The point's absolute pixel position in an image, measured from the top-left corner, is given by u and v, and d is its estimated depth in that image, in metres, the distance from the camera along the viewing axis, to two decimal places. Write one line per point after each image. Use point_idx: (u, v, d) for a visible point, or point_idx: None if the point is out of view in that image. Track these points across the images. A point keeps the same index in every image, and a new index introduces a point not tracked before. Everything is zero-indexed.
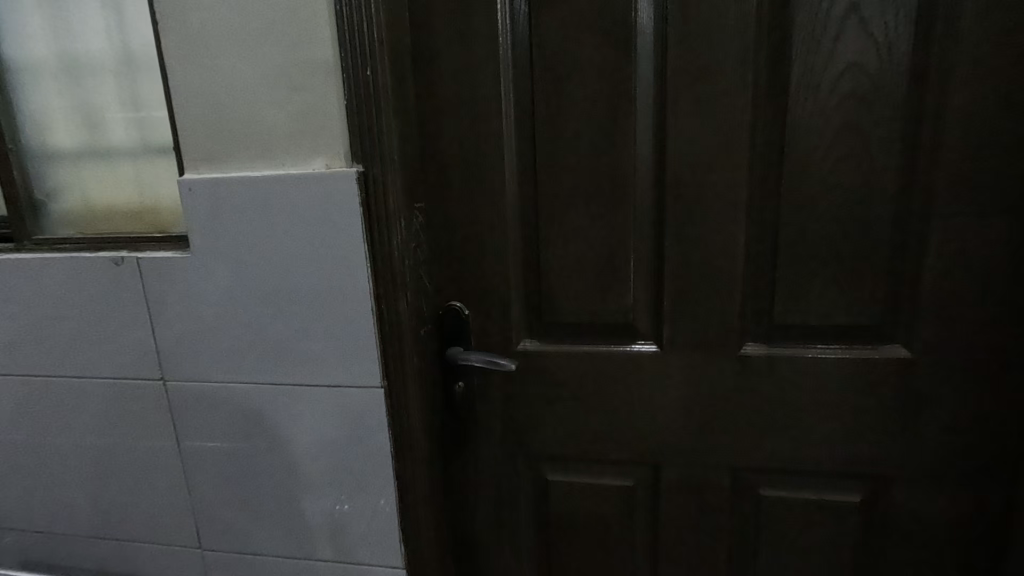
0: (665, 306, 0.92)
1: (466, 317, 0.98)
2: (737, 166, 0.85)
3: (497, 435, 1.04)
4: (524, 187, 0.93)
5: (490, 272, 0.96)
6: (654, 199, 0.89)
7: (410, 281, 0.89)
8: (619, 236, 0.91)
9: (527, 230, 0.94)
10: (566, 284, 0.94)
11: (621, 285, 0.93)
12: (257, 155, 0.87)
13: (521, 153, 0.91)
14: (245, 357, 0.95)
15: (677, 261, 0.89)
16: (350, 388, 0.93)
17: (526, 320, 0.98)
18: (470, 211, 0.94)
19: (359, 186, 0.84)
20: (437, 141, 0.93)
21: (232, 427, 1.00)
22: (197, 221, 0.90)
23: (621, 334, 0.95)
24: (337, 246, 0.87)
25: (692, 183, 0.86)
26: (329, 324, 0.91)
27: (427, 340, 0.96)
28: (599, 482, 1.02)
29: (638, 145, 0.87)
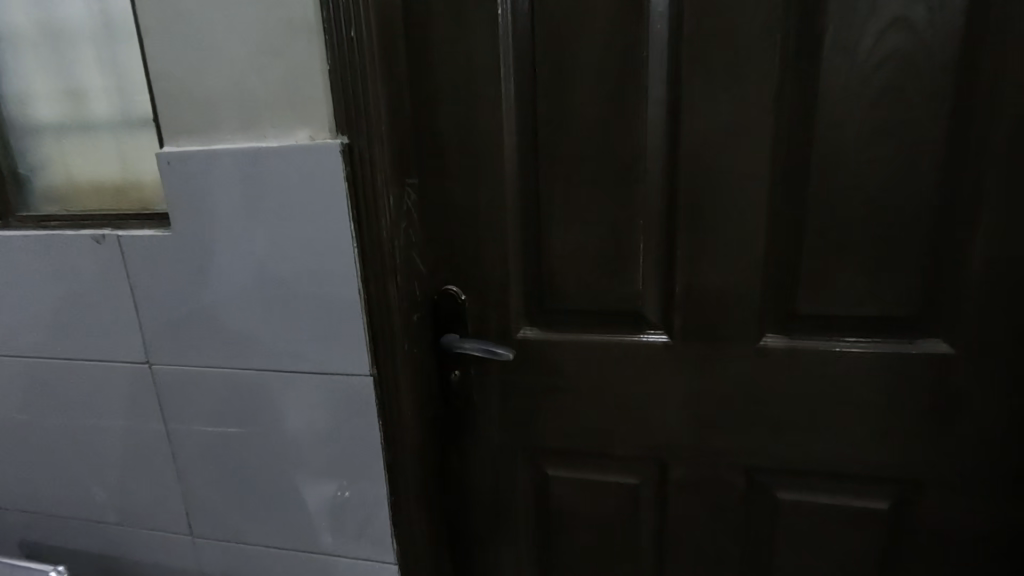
0: (676, 293, 0.84)
1: (463, 302, 0.93)
2: (761, 137, 0.76)
3: (495, 426, 0.98)
4: (524, 162, 0.85)
5: (488, 254, 0.90)
6: (666, 176, 0.81)
7: (399, 262, 0.83)
8: (627, 216, 0.83)
9: (527, 209, 0.87)
10: (568, 268, 0.87)
11: (629, 270, 0.85)
12: (238, 127, 0.82)
13: (521, 124, 0.84)
14: (231, 341, 0.91)
15: (691, 244, 0.82)
16: (338, 374, 0.88)
17: (526, 307, 0.92)
18: (467, 188, 0.88)
19: (343, 160, 0.78)
20: (430, 112, 0.86)
21: (220, 413, 0.97)
22: (177, 198, 0.85)
23: (629, 322, 0.88)
24: (321, 225, 0.81)
25: (708, 157, 0.78)
26: (315, 307, 0.86)
27: (420, 326, 0.90)
28: (602, 478, 0.96)
29: (650, 115, 0.79)
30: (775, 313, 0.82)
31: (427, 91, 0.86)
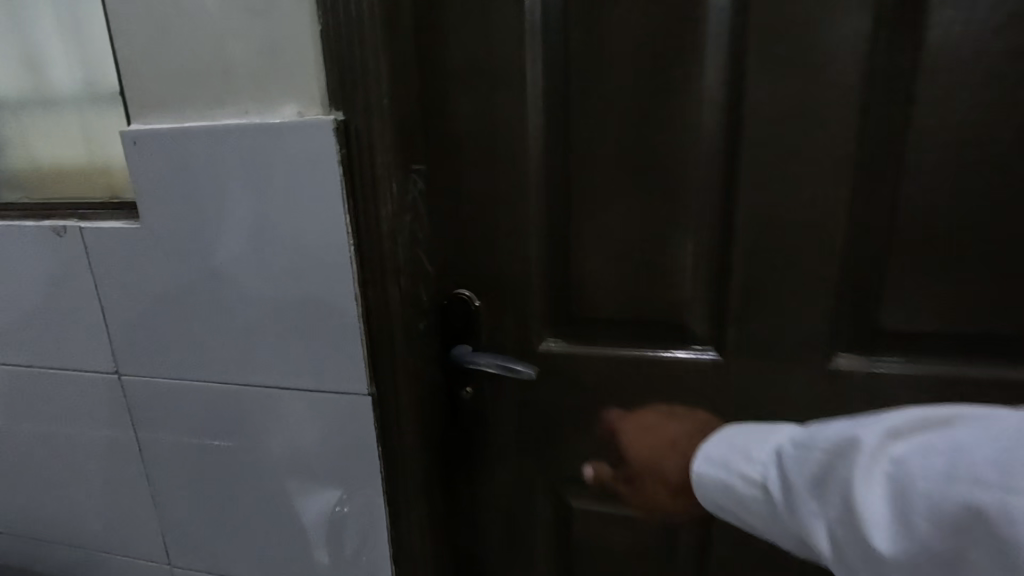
0: (729, 302, 0.71)
1: (476, 309, 0.81)
2: (842, 118, 0.63)
3: (511, 449, 0.86)
4: (550, 147, 0.72)
5: (507, 254, 0.78)
6: (722, 163, 0.68)
7: (402, 263, 0.71)
8: (673, 211, 0.71)
9: (553, 201, 0.74)
10: (601, 270, 0.75)
11: (673, 275, 0.73)
12: (214, 101, 0.69)
13: (548, 101, 0.71)
14: (207, 351, 0.79)
15: (750, 245, 0.69)
16: (330, 392, 0.76)
17: (549, 315, 0.79)
18: (483, 177, 0.76)
19: (337, 140, 0.65)
20: (443, 88, 0.74)
21: (198, 432, 0.85)
22: (145, 185, 0.73)
23: (671, 336, 0.75)
24: (309, 218, 0.69)
25: (775, 141, 0.65)
26: (302, 315, 0.73)
27: (427, 336, 0.78)
28: (634, 511, 0.84)
29: (705, 90, 0.66)
30: (849, 329, 0.69)
31: (438, 62, 0.73)
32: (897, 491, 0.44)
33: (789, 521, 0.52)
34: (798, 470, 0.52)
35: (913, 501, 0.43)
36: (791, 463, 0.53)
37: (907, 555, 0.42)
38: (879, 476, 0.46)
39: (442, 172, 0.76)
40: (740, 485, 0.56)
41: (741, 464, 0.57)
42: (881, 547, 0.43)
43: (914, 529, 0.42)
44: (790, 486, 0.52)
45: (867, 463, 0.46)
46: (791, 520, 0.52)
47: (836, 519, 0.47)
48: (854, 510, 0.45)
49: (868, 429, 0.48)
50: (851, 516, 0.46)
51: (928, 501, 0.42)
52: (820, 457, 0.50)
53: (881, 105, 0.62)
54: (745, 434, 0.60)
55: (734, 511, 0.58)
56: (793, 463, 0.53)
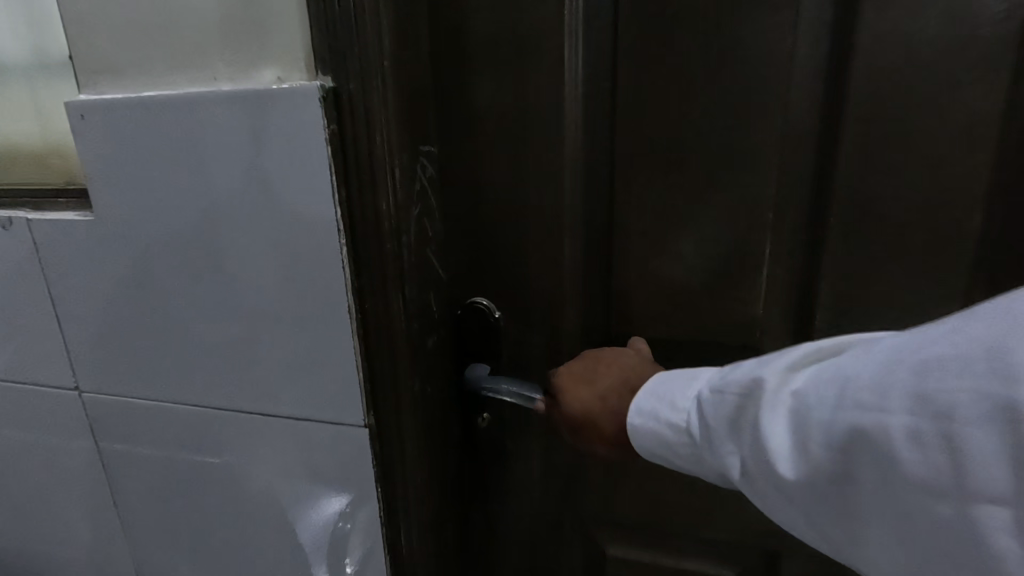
0: (815, 309, 0.62)
1: (497, 320, 0.69)
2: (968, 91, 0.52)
3: (536, 481, 0.74)
4: (600, 126, 0.61)
5: (539, 258, 0.66)
6: (812, 147, 0.57)
7: (408, 269, 0.56)
8: (746, 204, 0.60)
9: (599, 191, 0.63)
10: (657, 273, 0.65)
11: (750, 282, 0.63)
12: (177, 65, 0.55)
13: (597, 70, 0.59)
14: (172, 371, 0.67)
15: (841, 244, 0.59)
16: (315, 426, 0.63)
17: (588, 326, 0.68)
18: (513, 164, 0.63)
19: (324, 111, 0.50)
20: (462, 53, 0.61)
21: (167, 462, 0.73)
22: (101, 170, 0.61)
23: (737, 349, 0.66)
24: (289, 212, 0.54)
25: (880, 122, 0.54)
26: (278, 333, 0.60)
27: (438, 356, 0.64)
28: (686, 551, 0.73)
29: (790, 58, 0.56)
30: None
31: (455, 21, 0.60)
32: (798, 422, 0.40)
33: (709, 456, 0.47)
34: (711, 414, 0.46)
35: (813, 433, 0.38)
36: (710, 407, 0.47)
37: (807, 478, 0.39)
38: (783, 409, 0.41)
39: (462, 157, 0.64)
40: (668, 434, 0.51)
41: (667, 411, 0.51)
42: (785, 472, 0.40)
43: (812, 454, 0.39)
44: (707, 428, 0.47)
45: (770, 403, 0.42)
46: (712, 458, 0.47)
47: (748, 455, 0.43)
48: (761, 441, 0.41)
49: (771, 367, 0.43)
50: (758, 446, 0.42)
51: (824, 428, 0.38)
52: (731, 400, 0.45)
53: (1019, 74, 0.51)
54: (670, 380, 0.53)
55: (665, 455, 0.52)
56: (710, 405, 0.47)
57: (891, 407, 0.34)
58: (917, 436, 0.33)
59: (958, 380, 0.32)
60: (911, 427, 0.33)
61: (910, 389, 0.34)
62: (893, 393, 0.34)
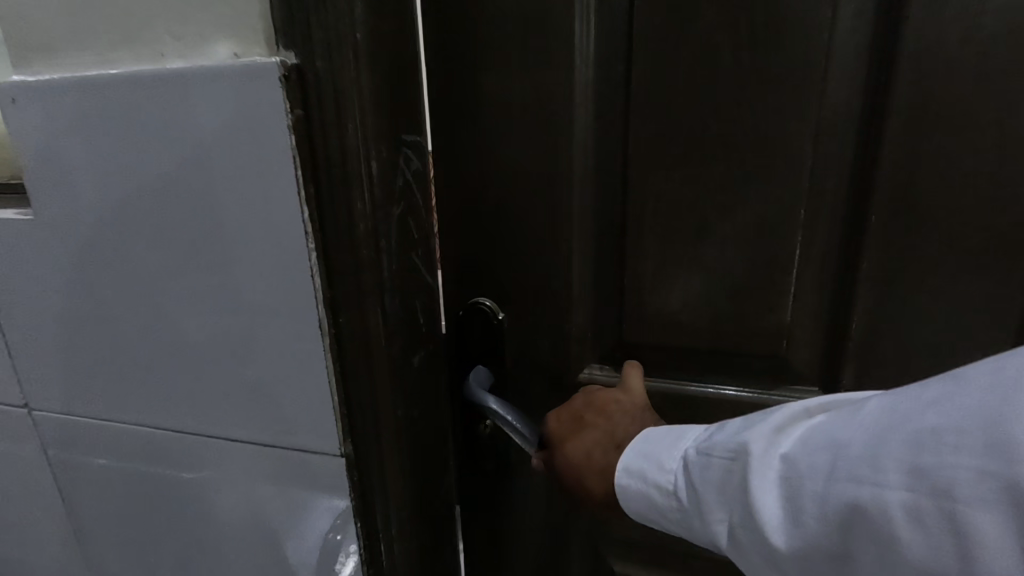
0: (848, 320, 0.54)
1: (500, 322, 0.62)
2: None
3: (541, 501, 0.68)
4: (614, 112, 0.54)
5: (541, 256, 0.59)
6: (857, 136, 0.50)
7: (388, 278, 0.48)
8: (776, 200, 0.53)
9: (609, 184, 0.56)
10: (673, 277, 0.57)
11: (774, 286, 0.55)
12: (119, 40, 0.47)
13: (612, 48, 0.52)
14: (128, 388, 0.60)
15: (885, 245, 0.51)
16: (282, 454, 0.55)
17: (598, 331, 0.62)
18: (513, 153, 0.57)
19: (285, 93, 0.42)
20: (464, 30, 0.55)
21: (125, 487, 0.66)
22: (37, 162, 0.53)
23: (760, 362, 0.58)
24: (246, 211, 0.46)
25: (939, 105, 0.47)
26: (238, 349, 0.52)
27: (425, 375, 0.56)
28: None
29: (837, 30, 0.47)
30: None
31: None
32: (787, 493, 0.35)
33: (697, 525, 0.42)
34: (696, 476, 0.42)
35: (804, 502, 0.34)
36: (699, 470, 0.42)
37: (801, 553, 0.34)
38: (773, 475, 0.36)
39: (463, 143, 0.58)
40: (657, 496, 0.45)
41: (655, 472, 0.46)
42: (778, 547, 0.35)
43: (804, 528, 0.34)
44: (694, 490, 0.42)
45: (757, 468, 0.37)
46: (701, 527, 0.42)
47: (737, 523, 0.38)
48: (748, 509, 0.36)
49: (755, 429, 0.39)
50: (746, 514, 0.37)
51: (817, 499, 0.33)
52: (719, 464, 0.40)
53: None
54: (660, 436, 0.48)
55: (652, 518, 0.47)
56: (698, 468, 0.42)
57: (885, 478, 0.30)
58: (915, 513, 0.28)
59: (955, 454, 0.27)
60: (908, 502, 0.29)
61: (905, 460, 0.29)
62: (887, 465, 0.30)
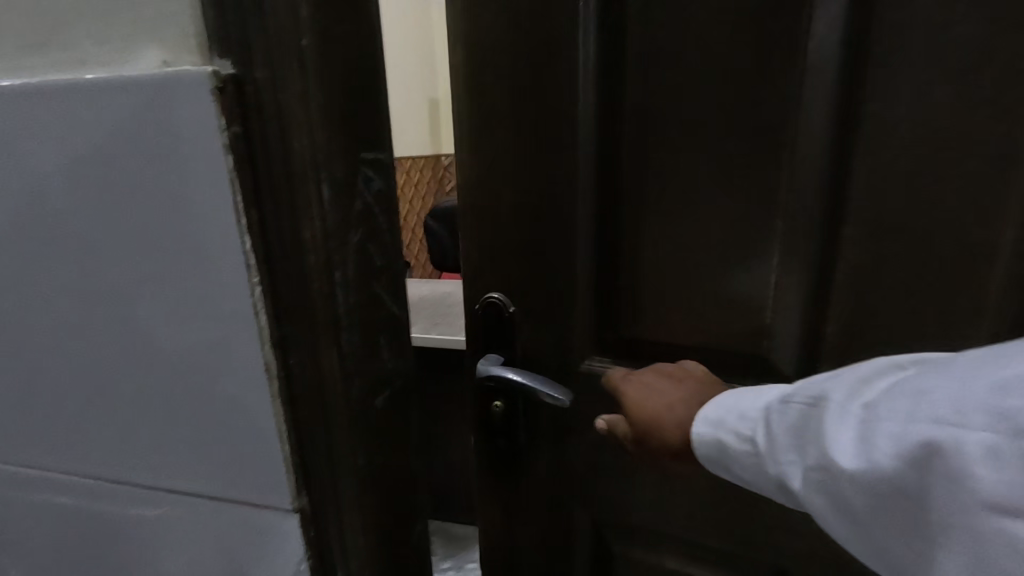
0: (822, 344, 0.55)
1: (510, 315, 0.66)
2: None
3: (544, 483, 0.74)
4: (615, 126, 0.57)
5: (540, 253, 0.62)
6: (835, 163, 0.50)
7: (344, 313, 0.43)
8: (759, 221, 0.53)
9: (607, 196, 0.59)
10: (662, 286, 0.60)
11: (750, 303, 0.56)
12: (32, 44, 0.41)
13: (608, 68, 0.55)
14: (54, 441, 0.52)
15: (863, 267, 0.51)
16: (228, 512, 0.48)
17: (597, 333, 0.64)
18: (518, 162, 0.60)
19: (217, 108, 0.36)
20: (470, 45, 0.58)
21: (57, 550, 0.58)
22: None
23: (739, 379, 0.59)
24: (179, 242, 0.40)
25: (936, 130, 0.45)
26: (177, 396, 0.46)
27: (387, 417, 0.50)
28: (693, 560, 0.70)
29: (824, 50, 0.47)
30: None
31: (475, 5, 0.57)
32: (862, 433, 0.33)
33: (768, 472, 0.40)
34: (774, 424, 0.40)
35: (878, 437, 0.32)
36: (777, 418, 0.40)
37: (871, 488, 0.32)
38: (851, 419, 0.34)
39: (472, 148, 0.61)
40: (729, 442, 0.43)
41: (732, 420, 0.44)
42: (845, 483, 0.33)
43: (874, 467, 0.32)
44: (771, 436, 0.40)
45: (839, 412, 0.35)
46: (772, 473, 0.39)
47: (811, 465, 0.35)
48: (822, 449, 0.34)
49: (842, 377, 0.37)
50: (818, 454, 0.35)
51: (890, 437, 0.31)
52: (799, 410, 0.38)
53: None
54: (743, 391, 0.46)
55: (726, 469, 0.45)
56: (777, 416, 0.40)
57: (965, 421, 0.28)
58: (993, 453, 0.27)
59: None
60: (988, 443, 0.27)
61: (988, 403, 0.27)
62: (970, 406, 0.28)
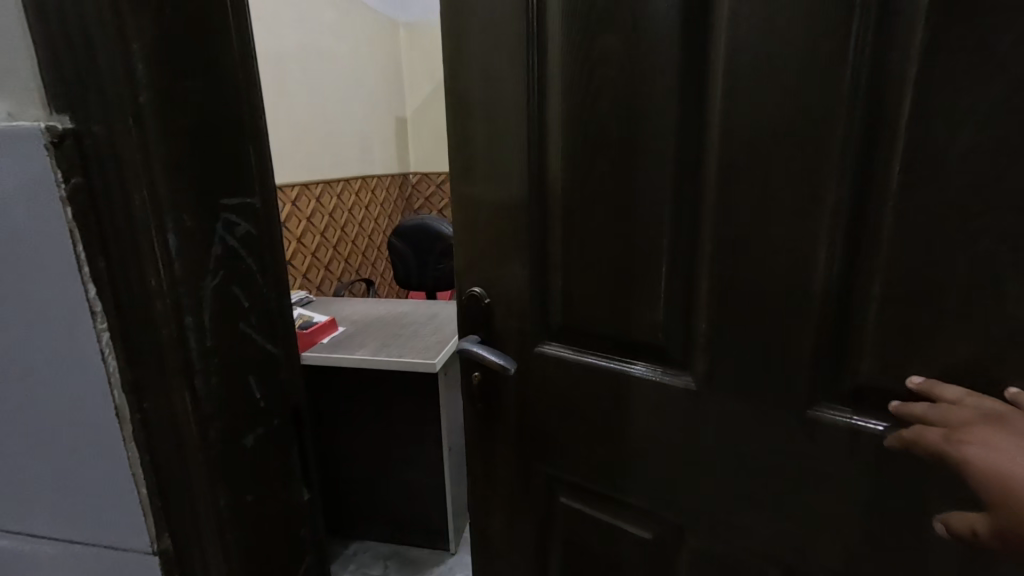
0: (699, 331, 0.55)
1: (488, 306, 0.71)
2: (877, 132, 0.42)
3: (517, 462, 0.75)
4: (551, 103, 0.59)
5: (495, 230, 0.67)
6: (696, 152, 0.51)
7: (199, 358, 0.46)
8: (649, 206, 0.55)
9: (538, 186, 0.62)
10: (580, 255, 0.61)
11: (646, 287, 0.57)
12: None
13: (536, 65, 0.59)
14: None
15: (730, 252, 0.51)
16: (94, 547, 0.48)
17: (541, 319, 0.67)
18: (478, 159, 0.66)
19: (52, 161, 0.37)
20: (451, 38, 0.64)
21: None
22: None
23: (650, 360, 0.60)
24: (26, 286, 0.41)
25: (767, 155, 0.47)
26: (35, 435, 0.45)
27: (255, 457, 0.54)
28: (633, 528, 0.66)
29: (733, 41, 0.46)
30: (875, 451, 0.46)
31: (447, 17, 0.63)
32: None
33: None
34: None
35: None
36: None
37: None
38: None
39: (455, 149, 0.68)
40: None
41: None
42: None
43: None
44: None
45: None
46: None
47: None
48: None
49: None
50: None
51: None
52: None
53: (953, 109, 0.38)
54: None
55: None
56: None
57: None
58: None
59: None
60: None
61: None
62: None
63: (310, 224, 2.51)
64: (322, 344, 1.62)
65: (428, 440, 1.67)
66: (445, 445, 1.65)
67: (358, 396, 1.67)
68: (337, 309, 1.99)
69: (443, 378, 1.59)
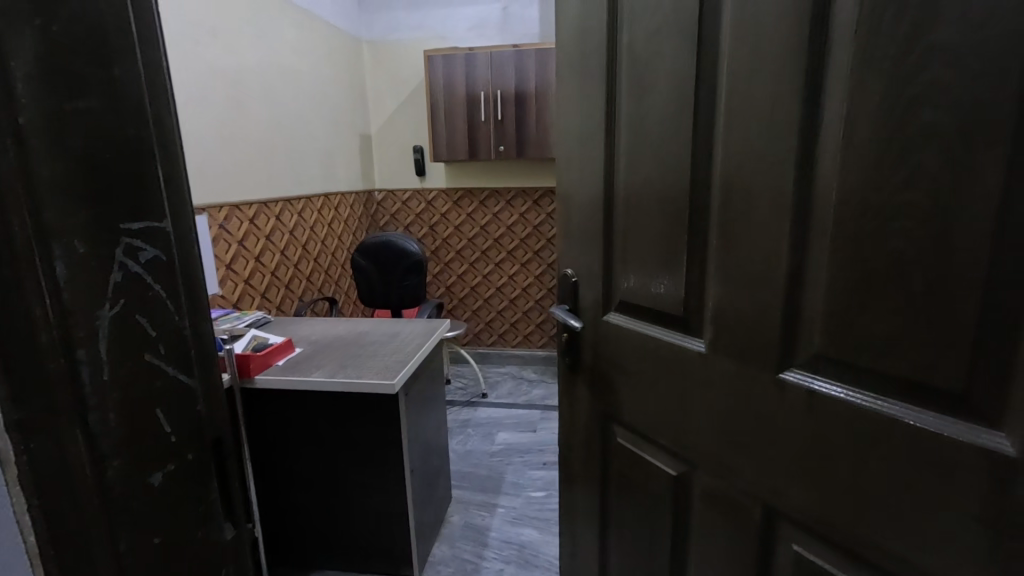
0: (705, 307, 0.75)
1: (575, 283, 1.02)
2: (810, 174, 0.59)
3: (591, 403, 1.03)
4: (619, 145, 0.86)
5: (583, 231, 0.97)
6: (708, 182, 0.72)
7: (91, 397, 0.42)
8: (676, 217, 0.78)
9: (609, 195, 0.90)
10: (632, 250, 0.87)
11: (675, 274, 0.80)
12: None
13: (609, 120, 0.87)
14: None
15: (723, 250, 0.71)
16: None
17: (607, 294, 0.94)
18: (575, 180, 0.97)
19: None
20: (566, 103, 0.97)
21: None
22: None
23: (672, 328, 0.81)
24: None
25: (744, 185, 0.66)
26: None
27: (164, 497, 0.49)
28: (664, 466, 0.87)
29: (722, 112, 0.68)
30: (825, 409, 0.61)
31: (567, 88, 0.96)
32: None
33: None
34: None
35: None
36: None
37: None
38: None
39: (567, 175, 1.00)
40: None
41: None
42: None
43: None
44: None
45: None
46: None
47: None
48: None
49: None
50: None
51: None
52: None
53: (855, 162, 0.55)
54: None
55: None
56: None
57: None
58: None
59: None
60: None
61: None
62: None
63: (267, 242, 2.43)
64: (277, 368, 1.56)
65: (391, 462, 1.62)
66: (407, 469, 1.61)
67: (324, 414, 1.62)
68: (295, 329, 1.93)
69: (402, 398, 1.56)
